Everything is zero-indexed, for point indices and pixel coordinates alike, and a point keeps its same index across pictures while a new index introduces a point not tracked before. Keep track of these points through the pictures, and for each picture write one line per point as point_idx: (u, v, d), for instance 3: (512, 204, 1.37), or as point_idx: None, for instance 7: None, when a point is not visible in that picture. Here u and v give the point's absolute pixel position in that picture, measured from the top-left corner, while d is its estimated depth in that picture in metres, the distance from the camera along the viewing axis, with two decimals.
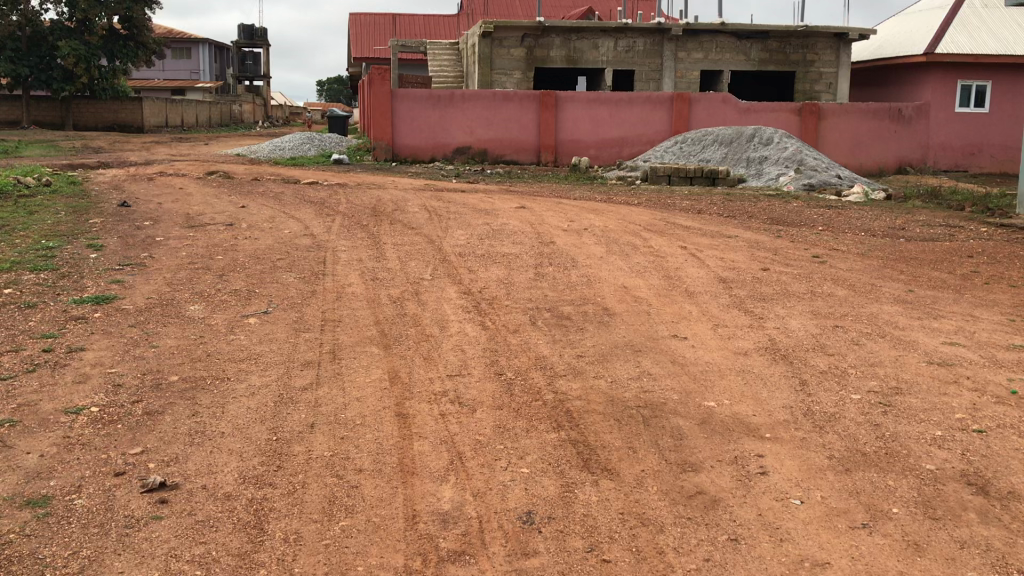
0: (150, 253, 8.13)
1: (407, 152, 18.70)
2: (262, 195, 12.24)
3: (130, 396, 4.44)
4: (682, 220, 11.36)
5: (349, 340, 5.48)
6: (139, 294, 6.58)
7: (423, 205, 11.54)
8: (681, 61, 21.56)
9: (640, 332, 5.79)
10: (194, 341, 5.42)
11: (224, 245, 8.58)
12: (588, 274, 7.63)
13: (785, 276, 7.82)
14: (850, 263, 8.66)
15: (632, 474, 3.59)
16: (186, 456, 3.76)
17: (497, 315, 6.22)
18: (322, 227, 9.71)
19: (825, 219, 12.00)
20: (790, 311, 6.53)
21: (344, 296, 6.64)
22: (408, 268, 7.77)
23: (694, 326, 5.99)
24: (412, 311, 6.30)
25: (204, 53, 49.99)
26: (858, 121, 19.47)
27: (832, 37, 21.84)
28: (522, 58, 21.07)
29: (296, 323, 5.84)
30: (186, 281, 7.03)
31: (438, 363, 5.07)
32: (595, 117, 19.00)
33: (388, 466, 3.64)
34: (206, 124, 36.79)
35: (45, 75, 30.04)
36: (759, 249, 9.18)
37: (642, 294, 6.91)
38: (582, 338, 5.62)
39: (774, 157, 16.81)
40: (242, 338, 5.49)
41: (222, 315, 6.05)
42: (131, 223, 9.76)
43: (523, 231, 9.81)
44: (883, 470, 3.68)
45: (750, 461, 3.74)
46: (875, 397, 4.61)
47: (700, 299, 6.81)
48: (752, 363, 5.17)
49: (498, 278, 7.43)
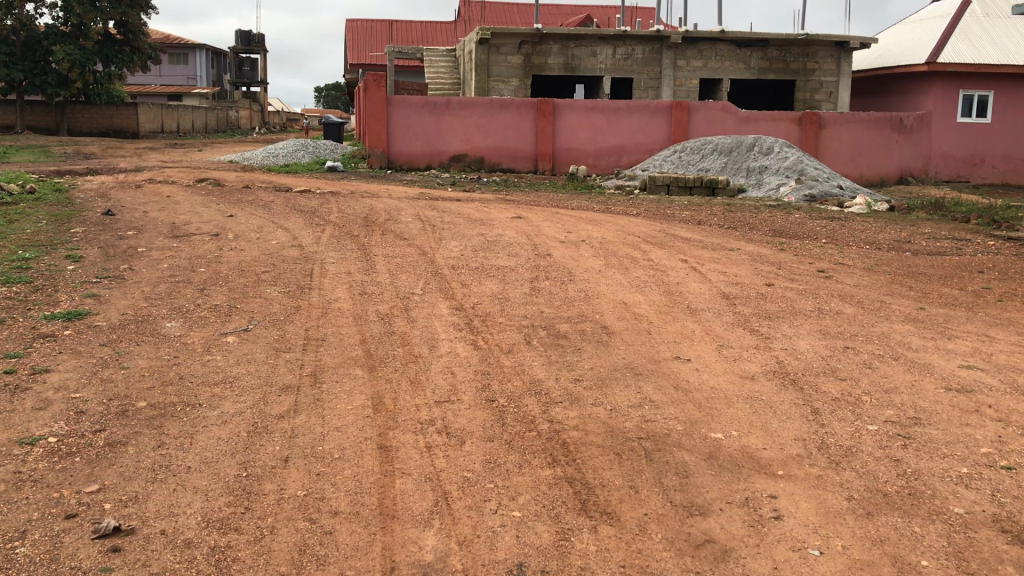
0: (130, 265, 7.83)
1: (403, 160, 18.42)
2: (251, 203, 11.94)
3: (93, 424, 4.12)
4: (683, 231, 11.08)
5: (332, 362, 5.17)
6: (113, 309, 6.27)
7: (417, 215, 11.25)
8: (680, 69, 21.29)
9: (641, 353, 5.48)
10: (168, 362, 5.10)
11: (207, 256, 8.28)
12: (586, 289, 7.33)
13: (789, 292, 7.53)
14: (857, 278, 8.37)
15: (633, 519, 3.28)
16: (147, 495, 3.44)
17: (490, 334, 5.91)
18: (311, 238, 9.41)
19: (829, 231, 11.71)
20: (797, 330, 6.23)
21: (329, 313, 6.31)
22: (398, 282, 7.46)
23: (696, 346, 5.68)
24: (400, 329, 5.98)
25: (201, 58, 49.93)
26: (858, 131, 19.20)
27: (832, 45, 21.59)
28: (519, 65, 20.78)
29: (276, 343, 5.53)
30: (164, 295, 6.72)
31: (426, 388, 4.75)
32: (593, 125, 18.70)
33: (366, 509, 3.32)
34: (201, 130, 36.48)
35: (40, 79, 29.69)
36: (763, 263, 8.89)
37: (642, 310, 6.62)
38: (579, 360, 5.32)
39: (775, 167, 16.56)
40: (219, 359, 5.18)
41: (199, 333, 5.73)
42: (114, 233, 9.45)
43: (518, 242, 9.52)
44: (907, 514, 3.37)
45: (762, 504, 3.43)
46: (893, 428, 4.30)
47: (703, 317, 6.50)
48: (759, 388, 4.86)
49: (493, 293, 7.13)
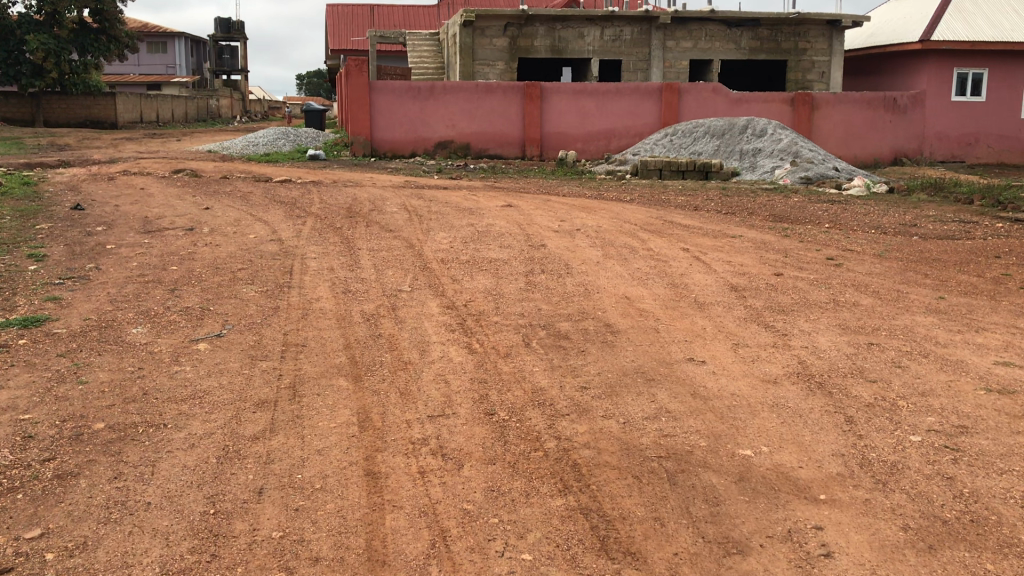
0: (96, 264, 7.32)
1: (387, 147, 17.90)
2: (228, 195, 11.41)
3: (42, 452, 3.64)
4: (681, 218, 10.63)
5: (313, 372, 4.69)
6: (76, 314, 5.78)
7: (402, 204, 10.76)
8: (670, 50, 20.80)
9: (651, 355, 5.02)
10: (131, 376, 4.61)
11: (180, 252, 7.79)
12: (585, 283, 6.87)
13: (799, 283, 7.08)
14: (869, 265, 7.93)
15: (662, 562, 2.84)
16: (98, 540, 2.97)
17: (486, 335, 5.44)
18: (290, 231, 8.93)
19: (831, 215, 11.29)
20: (815, 325, 5.80)
21: (310, 315, 5.84)
22: (384, 278, 6.97)
23: (710, 346, 5.23)
24: (387, 331, 5.52)
25: (180, 46, 49.13)
26: (852, 112, 18.80)
27: (824, 24, 21.17)
28: (505, 48, 20.26)
29: (252, 350, 5.06)
30: (131, 297, 6.22)
31: (417, 401, 4.29)
32: (581, 109, 18.21)
33: (352, 554, 2.87)
34: (181, 119, 35.76)
35: (13, 70, 29.12)
36: (768, 250, 8.46)
37: (646, 305, 6.18)
38: (584, 364, 4.85)
39: (769, 149, 16.14)
40: (188, 371, 4.69)
41: (167, 340, 5.25)
42: (81, 229, 8.93)
43: (511, 232, 9.06)
44: (974, 547, 2.94)
45: (808, 537, 3.00)
46: (939, 439, 3.86)
47: (712, 312, 6.05)
48: (785, 393, 4.42)
49: (485, 288, 6.68)
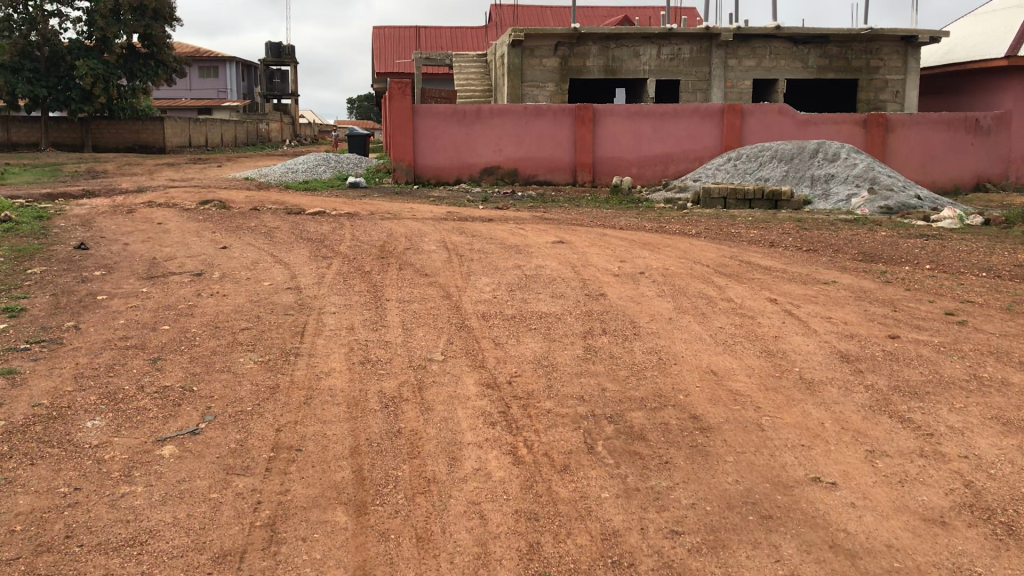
0: (77, 321, 6.21)
1: (431, 173, 16.84)
2: (251, 231, 10.31)
3: None
4: (758, 257, 9.32)
5: (302, 500, 3.45)
6: (24, 398, 4.61)
7: (441, 241, 9.60)
8: (732, 69, 19.47)
9: (762, 471, 3.71)
10: (58, 506, 3.40)
11: (178, 306, 6.66)
12: (658, 350, 5.57)
13: (923, 350, 5.73)
14: (998, 323, 6.55)
15: None
16: None
17: (536, 433, 4.18)
18: (312, 276, 7.78)
19: (929, 253, 9.87)
20: (968, 419, 4.44)
21: (315, 399, 4.62)
22: (412, 342, 5.75)
23: (839, 456, 3.91)
24: (411, 426, 4.28)
25: (231, 71, 48.91)
26: (931, 133, 17.22)
27: (898, 41, 19.70)
28: (556, 69, 19.09)
29: (229, 460, 3.82)
30: (102, 372, 5.06)
31: (440, 554, 3.05)
32: (636, 132, 16.94)
33: None
34: (229, 143, 35.10)
35: (64, 95, 28.47)
36: (871, 302, 7.10)
37: (740, 385, 4.88)
38: (670, 487, 3.55)
39: (843, 176, 14.73)
40: (136, 497, 3.47)
41: (126, 440, 4.07)
42: (77, 274, 7.86)
43: (564, 277, 7.81)
44: None
45: None
46: None
47: (827, 397, 4.73)
48: (963, 546, 3.11)
49: (536, 356, 5.43)
